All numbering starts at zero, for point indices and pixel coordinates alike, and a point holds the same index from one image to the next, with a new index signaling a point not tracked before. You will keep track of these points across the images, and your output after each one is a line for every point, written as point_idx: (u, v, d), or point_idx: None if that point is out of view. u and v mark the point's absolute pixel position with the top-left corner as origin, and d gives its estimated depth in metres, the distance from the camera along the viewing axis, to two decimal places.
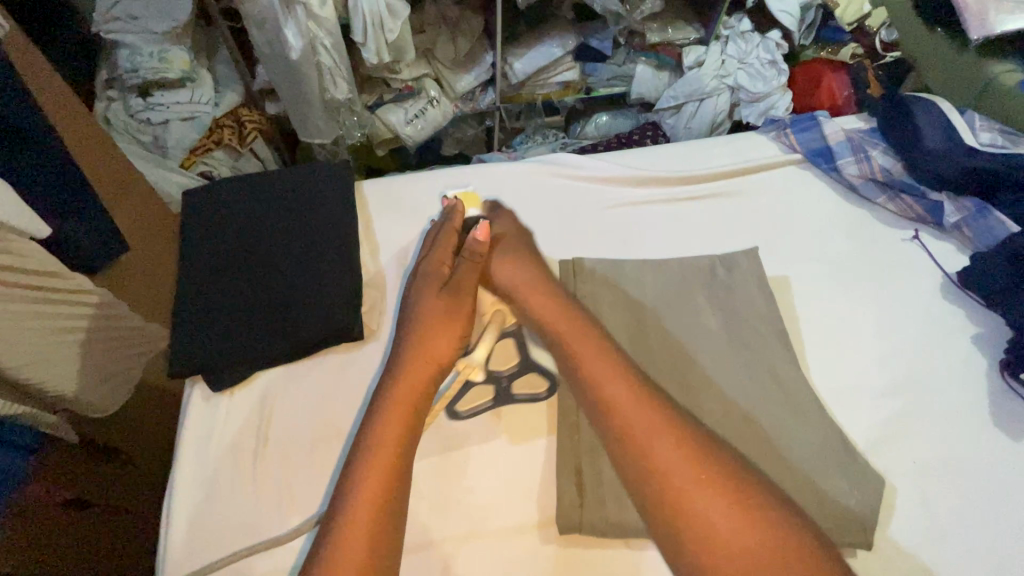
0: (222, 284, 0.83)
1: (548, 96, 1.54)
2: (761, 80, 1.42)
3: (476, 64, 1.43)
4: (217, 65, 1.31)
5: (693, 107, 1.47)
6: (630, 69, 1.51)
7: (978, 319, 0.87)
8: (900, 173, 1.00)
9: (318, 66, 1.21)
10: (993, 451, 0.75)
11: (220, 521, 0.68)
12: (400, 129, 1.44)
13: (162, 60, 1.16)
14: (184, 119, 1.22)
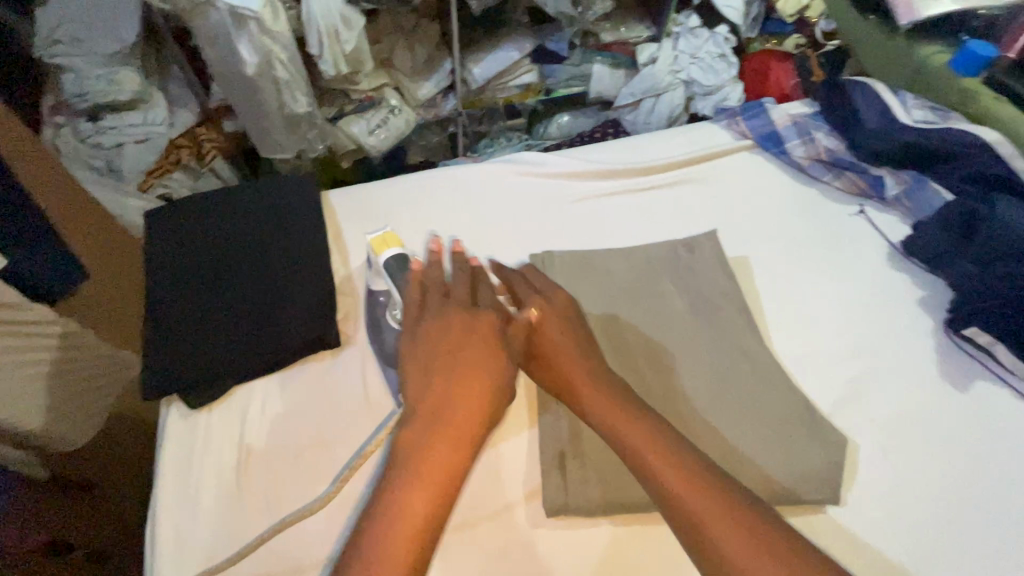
0: (191, 302, 0.82)
1: (509, 99, 1.55)
2: (712, 72, 1.48)
3: (435, 71, 1.45)
4: (169, 83, 1.28)
5: (650, 103, 1.52)
6: (587, 69, 1.54)
7: (921, 282, 0.93)
8: (843, 152, 1.06)
9: (275, 81, 1.20)
10: (943, 402, 0.80)
11: (207, 537, 0.67)
12: (364, 139, 1.44)
13: (111, 82, 1.14)
14: (139, 141, 1.21)
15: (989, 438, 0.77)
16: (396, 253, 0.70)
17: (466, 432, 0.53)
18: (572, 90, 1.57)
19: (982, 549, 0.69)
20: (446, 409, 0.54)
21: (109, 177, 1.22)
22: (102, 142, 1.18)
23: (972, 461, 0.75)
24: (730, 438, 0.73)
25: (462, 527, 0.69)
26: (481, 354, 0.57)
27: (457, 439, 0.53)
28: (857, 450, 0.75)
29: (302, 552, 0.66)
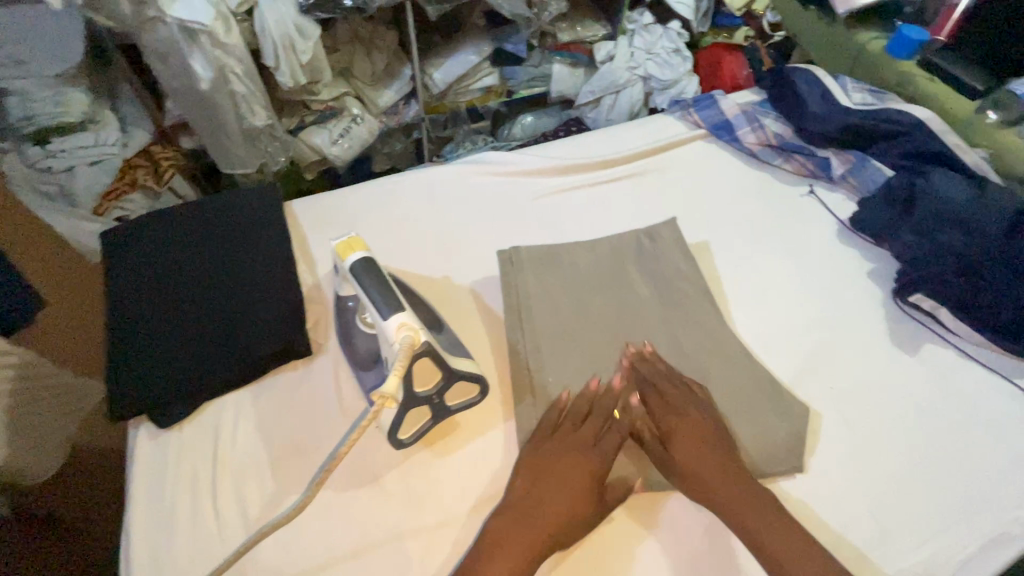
0: (155, 320, 0.81)
1: (471, 103, 1.56)
2: (668, 67, 1.51)
3: (395, 79, 1.46)
4: (121, 102, 1.23)
5: (610, 99, 1.56)
6: (546, 70, 1.55)
7: (869, 255, 0.98)
8: (791, 137, 1.10)
9: (232, 94, 1.19)
10: (896, 367, 0.85)
11: (184, 554, 0.65)
12: (327, 150, 1.43)
13: (59, 104, 1.09)
14: (92, 163, 1.15)
15: (940, 396, 0.82)
16: (362, 255, 0.70)
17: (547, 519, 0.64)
18: (533, 91, 1.59)
19: (939, 500, 0.73)
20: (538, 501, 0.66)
21: (60, 200, 1.16)
22: (52, 167, 1.12)
23: (925, 419, 0.80)
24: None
25: (443, 523, 0.69)
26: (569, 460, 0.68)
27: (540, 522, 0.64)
28: (818, 418, 0.79)
29: (283, 561, 0.66)
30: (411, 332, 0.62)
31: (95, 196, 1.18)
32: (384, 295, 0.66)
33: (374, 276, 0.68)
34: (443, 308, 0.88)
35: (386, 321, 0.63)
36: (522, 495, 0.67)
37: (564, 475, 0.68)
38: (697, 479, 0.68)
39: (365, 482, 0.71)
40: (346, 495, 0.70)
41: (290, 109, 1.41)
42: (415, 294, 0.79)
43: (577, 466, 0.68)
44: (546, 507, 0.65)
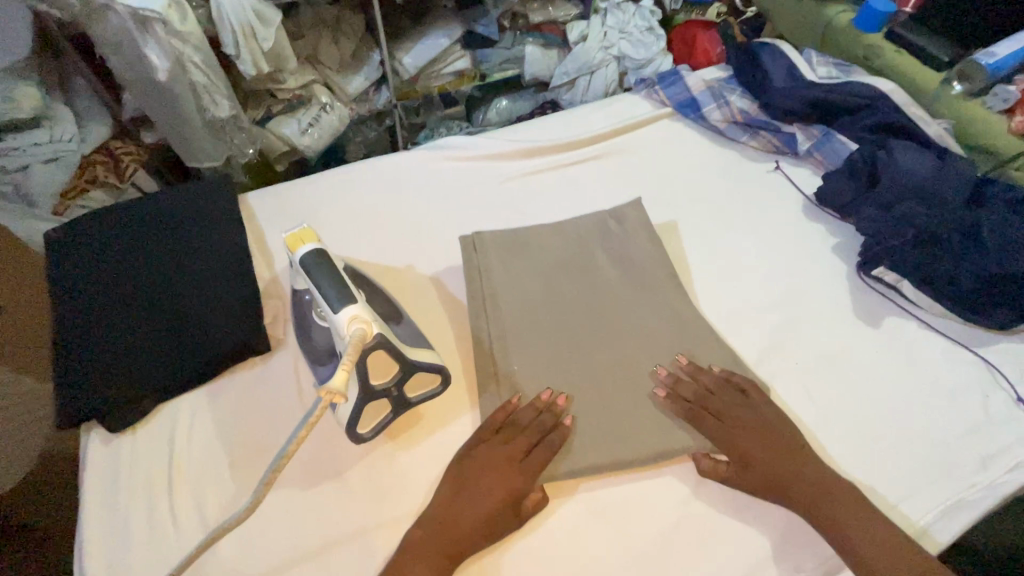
0: (106, 321, 0.78)
1: (445, 88, 1.51)
2: (642, 46, 1.48)
3: (363, 64, 1.41)
4: (74, 98, 1.17)
5: (585, 81, 1.53)
6: (519, 51, 1.51)
7: (835, 229, 0.98)
8: (756, 113, 1.09)
9: (192, 85, 1.13)
10: (860, 340, 0.85)
11: (139, 558, 0.63)
12: (298, 140, 1.38)
13: (7, 100, 1.01)
14: (47, 161, 1.08)
15: (902, 368, 0.82)
16: (313, 247, 0.68)
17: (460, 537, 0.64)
18: (507, 74, 1.53)
19: (900, 470, 0.74)
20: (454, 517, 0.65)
21: (15, 202, 1.09)
22: (5, 166, 1.04)
23: (887, 391, 0.80)
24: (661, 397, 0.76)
25: (407, 516, 0.68)
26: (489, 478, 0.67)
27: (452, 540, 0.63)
28: (782, 394, 0.79)
29: (242, 563, 0.64)
30: (363, 325, 0.60)
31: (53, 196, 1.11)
32: (337, 289, 0.64)
33: (324, 269, 0.66)
34: (406, 299, 0.86)
35: (336, 315, 0.62)
36: (444, 505, 0.66)
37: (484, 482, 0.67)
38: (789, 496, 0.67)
39: (327, 478, 0.70)
40: (307, 493, 0.69)
41: (255, 99, 1.36)
42: (374, 285, 0.77)
43: (499, 475, 0.67)
44: (465, 520, 0.64)
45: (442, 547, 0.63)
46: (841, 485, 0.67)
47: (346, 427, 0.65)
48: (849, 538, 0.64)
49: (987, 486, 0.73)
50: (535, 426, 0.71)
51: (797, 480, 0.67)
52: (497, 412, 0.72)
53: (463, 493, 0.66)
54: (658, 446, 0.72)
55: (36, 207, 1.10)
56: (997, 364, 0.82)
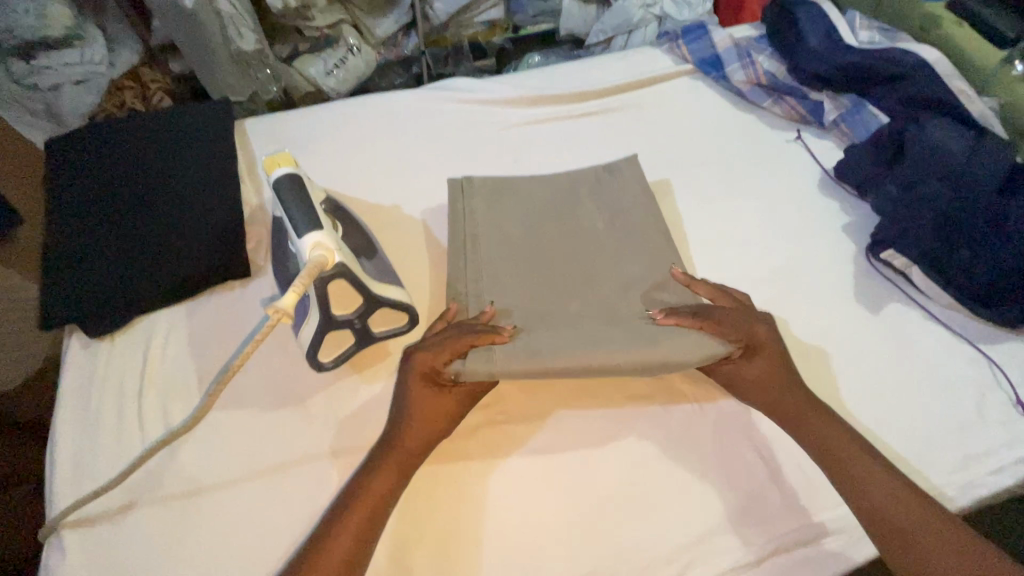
0: (95, 231, 0.80)
1: (475, 37, 1.48)
2: (685, 6, 1.38)
3: (395, 7, 1.35)
4: (106, 20, 1.18)
5: (622, 40, 1.43)
6: (557, 4, 1.44)
7: (849, 207, 0.92)
8: (784, 76, 1.02)
9: (218, 14, 1.12)
10: (857, 324, 0.81)
11: (104, 457, 0.66)
12: (323, 82, 1.35)
13: (41, 17, 1.01)
14: (78, 82, 1.11)
15: (895, 357, 0.78)
16: (289, 171, 0.67)
17: (414, 447, 0.66)
18: (541, 27, 1.49)
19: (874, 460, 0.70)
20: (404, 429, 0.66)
21: (47, 118, 1.12)
22: (38, 83, 1.07)
23: (876, 379, 0.76)
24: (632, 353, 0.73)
25: (361, 449, 0.68)
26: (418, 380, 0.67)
27: (407, 452, 0.65)
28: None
29: (200, 471, 0.66)
30: (325, 253, 0.59)
31: (82, 117, 1.13)
32: (305, 213, 0.62)
33: (295, 192, 0.65)
34: (390, 241, 0.85)
35: (300, 239, 0.61)
36: (397, 416, 0.67)
37: (433, 398, 0.67)
38: (795, 419, 0.68)
39: (290, 401, 0.71)
40: (268, 415, 0.70)
41: (282, 34, 1.34)
42: (353, 219, 0.76)
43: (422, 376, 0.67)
44: (420, 431, 0.66)
45: (399, 461, 0.65)
46: (839, 445, 0.65)
47: (306, 352, 0.66)
48: (853, 479, 0.63)
49: (964, 485, 0.69)
50: (463, 327, 0.68)
51: (795, 403, 0.68)
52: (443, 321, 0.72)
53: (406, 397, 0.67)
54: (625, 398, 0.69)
55: (65, 124, 1.13)
56: (1001, 363, 0.77)
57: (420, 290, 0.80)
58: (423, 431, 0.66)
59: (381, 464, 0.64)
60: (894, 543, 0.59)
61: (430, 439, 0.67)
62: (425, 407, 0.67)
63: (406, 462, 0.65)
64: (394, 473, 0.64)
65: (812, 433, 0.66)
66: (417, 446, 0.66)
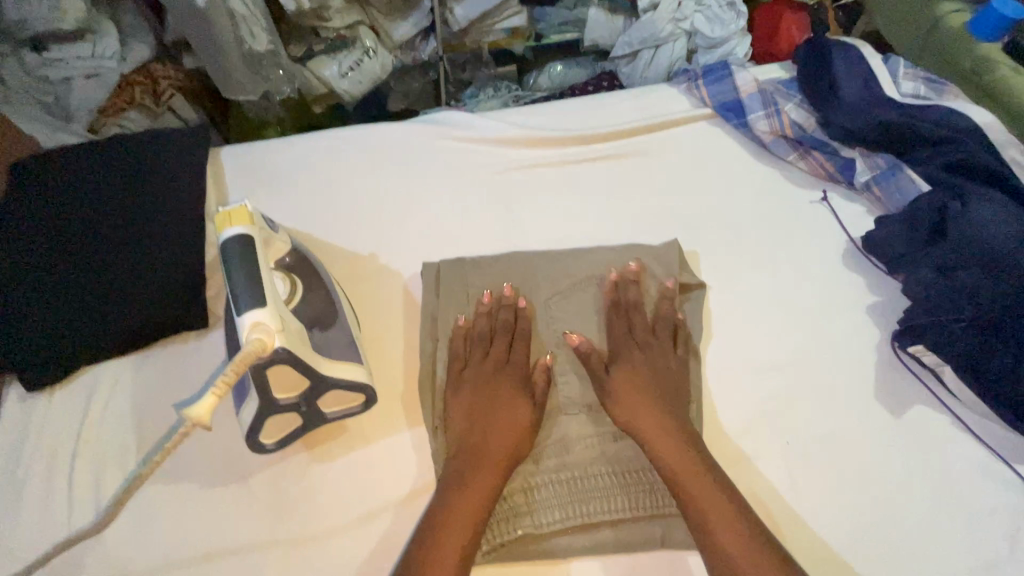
0: (40, 268, 0.73)
1: (496, 45, 1.36)
2: (718, 23, 1.22)
3: (415, 9, 1.26)
4: (120, 12, 1.10)
5: (648, 54, 1.28)
6: (581, 13, 1.34)
7: (876, 286, 0.82)
8: (812, 129, 0.92)
9: (229, 14, 1.04)
10: (874, 427, 0.73)
11: (26, 530, 0.62)
12: (337, 84, 1.27)
13: (54, 8, 0.95)
14: (88, 76, 1.03)
15: (913, 473, 0.70)
16: (240, 231, 0.60)
17: (486, 484, 0.61)
18: (565, 38, 1.36)
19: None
20: (481, 463, 0.63)
21: (57, 113, 1.04)
22: (48, 75, 1.01)
23: (886, 496, 0.69)
24: (611, 463, 0.65)
25: (302, 539, 0.62)
26: (500, 383, 0.69)
27: (486, 492, 0.61)
28: (748, 479, 0.69)
29: (123, 556, 0.61)
30: (263, 335, 0.53)
31: (91, 112, 1.06)
32: (247, 283, 0.56)
33: (243, 258, 0.58)
34: (363, 300, 0.78)
35: (238, 317, 0.55)
36: (472, 447, 0.64)
37: (517, 361, 0.71)
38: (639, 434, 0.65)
39: (231, 479, 0.65)
40: (204, 493, 0.64)
41: (297, 33, 1.24)
42: (317, 276, 0.69)
43: (495, 378, 0.69)
44: (496, 451, 0.64)
45: (469, 511, 0.59)
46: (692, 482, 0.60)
47: (247, 436, 0.60)
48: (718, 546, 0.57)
49: None
50: (504, 321, 0.73)
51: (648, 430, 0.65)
52: (507, 315, 0.73)
53: (490, 417, 0.66)
54: (623, 515, 0.63)
55: (73, 121, 1.05)
56: None
57: (387, 358, 0.73)
58: (514, 387, 0.69)
59: (444, 529, 0.58)
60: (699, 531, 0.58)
61: (517, 447, 0.65)
62: (508, 372, 0.70)
63: (485, 504, 0.60)
64: (466, 533, 0.58)
65: (661, 432, 0.64)
66: (500, 466, 0.63)
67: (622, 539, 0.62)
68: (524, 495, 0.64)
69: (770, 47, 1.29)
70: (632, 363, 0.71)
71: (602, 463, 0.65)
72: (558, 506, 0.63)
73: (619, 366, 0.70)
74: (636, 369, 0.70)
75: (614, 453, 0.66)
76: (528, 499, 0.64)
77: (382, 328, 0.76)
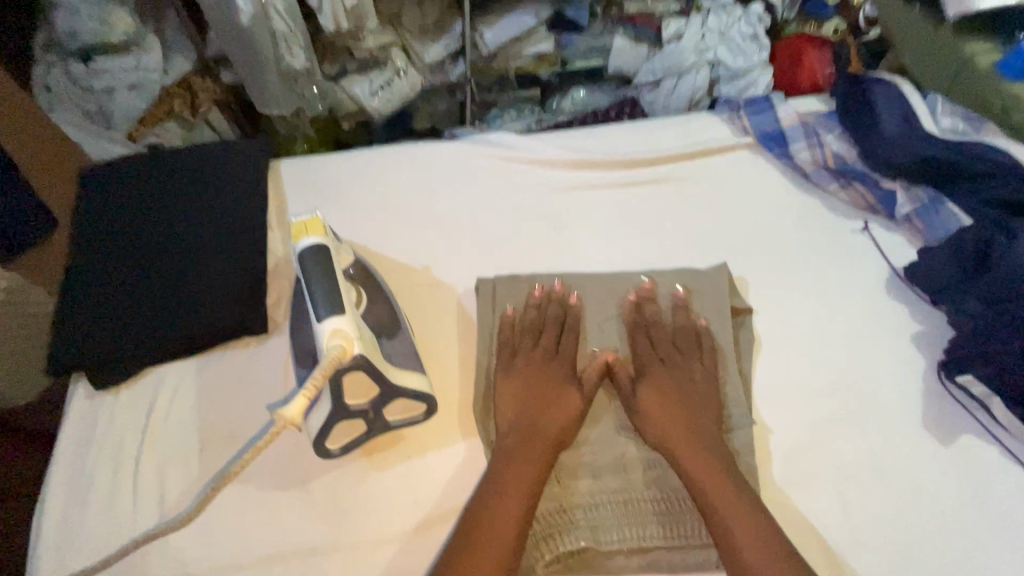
0: (113, 272, 0.76)
1: (523, 70, 1.38)
2: (741, 55, 1.27)
3: (445, 34, 1.28)
4: (165, 28, 1.12)
5: (671, 83, 1.32)
6: (606, 41, 1.36)
7: (922, 316, 0.84)
8: (853, 160, 0.95)
9: (272, 33, 1.07)
10: (923, 453, 0.73)
11: (93, 525, 0.63)
12: (366, 102, 1.29)
13: (103, 23, 1.00)
14: (131, 87, 1.07)
15: (965, 501, 0.70)
16: (316, 241, 0.63)
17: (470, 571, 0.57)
18: (590, 63, 1.38)
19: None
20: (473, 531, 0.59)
21: (98, 121, 1.09)
22: (93, 86, 1.04)
23: (938, 522, 0.69)
24: (674, 485, 0.66)
25: (361, 547, 0.63)
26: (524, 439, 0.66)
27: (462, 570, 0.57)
28: (797, 503, 0.69)
29: (186, 554, 0.62)
30: (343, 342, 0.55)
31: (131, 121, 1.10)
32: (324, 292, 0.58)
33: (320, 267, 0.60)
34: (418, 311, 0.80)
35: (319, 323, 0.57)
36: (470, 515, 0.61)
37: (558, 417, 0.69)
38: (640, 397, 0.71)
39: (293, 482, 0.66)
40: (268, 494, 0.65)
41: (332, 52, 1.27)
42: (380, 287, 0.71)
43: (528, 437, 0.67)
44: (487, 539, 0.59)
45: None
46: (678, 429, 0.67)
47: (313, 442, 0.61)
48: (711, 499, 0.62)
49: None
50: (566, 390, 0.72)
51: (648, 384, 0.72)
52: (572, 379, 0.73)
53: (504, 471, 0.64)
54: (691, 538, 0.63)
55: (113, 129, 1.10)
56: None
57: (440, 369, 0.75)
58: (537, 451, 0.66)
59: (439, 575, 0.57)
60: (717, 530, 0.60)
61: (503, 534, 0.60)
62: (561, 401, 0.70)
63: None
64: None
65: (658, 396, 0.70)
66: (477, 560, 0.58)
67: (682, 559, 0.62)
68: (583, 513, 0.64)
69: (794, 79, 1.31)
70: (660, 375, 0.73)
71: (658, 483, 0.66)
72: (620, 530, 0.63)
73: (645, 387, 0.71)
74: (663, 386, 0.72)
75: (674, 476, 0.66)
76: (587, 519, 0.64)
77: (436, 340, 0.77)
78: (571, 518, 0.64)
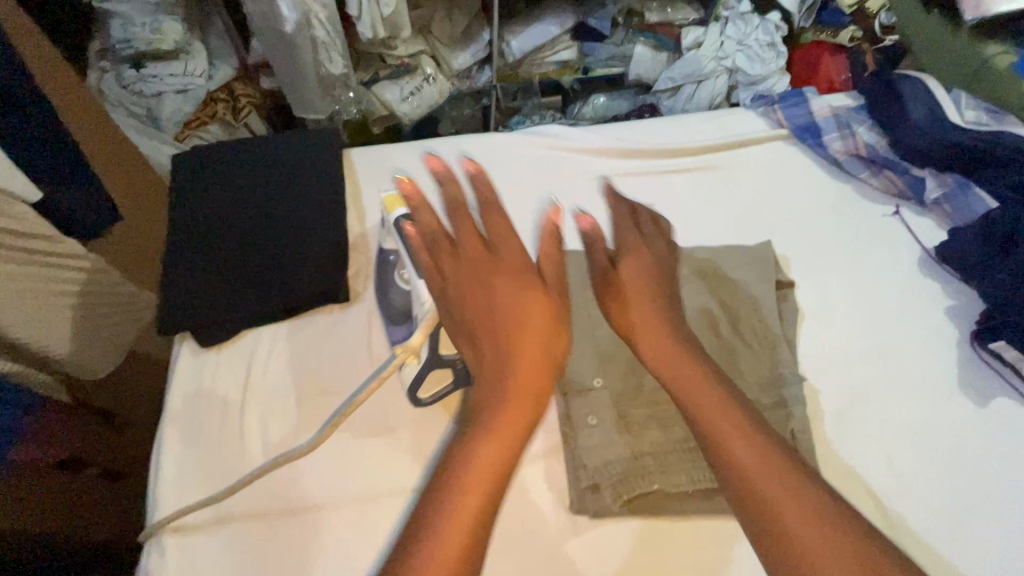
0: (207, 244, 0.83)
1: (546, 76, 1.43)
2: (758, 62, 1.35)
3: (474, 41, 1.33)
4: (210, 38, 1.21)
5: (690, 89, 1.41)
6: (628, 49, 1.40)
7: (954, 291, 0.90)
8: (884, 149, 1.01)
9: (312, 42, 1.12)
10: (959, 412, 0.79)
11: (206, 468, 0.70)
12: (398, 107, 1.36)
13: (156, 31, 1.09)
14: (178, 91, 1.14)
15: (1000, 453, 0.76)
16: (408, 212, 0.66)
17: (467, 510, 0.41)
18: (612, 71, 1.44)
19: (967, 558, 0.69)
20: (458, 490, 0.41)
21: (147, 124, 1.15)
22: (144, 90, 1.12)
23: (976, 472, 0.75)
24: None
25: None
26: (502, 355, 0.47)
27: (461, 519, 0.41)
28: (847, 456, 0.75)
29: (293, 494, 0.69)
30: None
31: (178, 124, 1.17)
32: None
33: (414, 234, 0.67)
34: None
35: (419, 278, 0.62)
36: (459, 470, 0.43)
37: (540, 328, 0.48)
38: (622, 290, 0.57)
39: (384, 430, 0.72)
40: (363, 441, 0.72)
41: (365, 60, 1.33)
42: None
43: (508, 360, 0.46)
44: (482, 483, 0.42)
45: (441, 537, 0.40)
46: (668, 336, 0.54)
47: (408, 390, 0.69)
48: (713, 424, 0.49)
49: None
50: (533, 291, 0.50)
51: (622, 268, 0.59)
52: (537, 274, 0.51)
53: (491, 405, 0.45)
54: None
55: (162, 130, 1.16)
56: None
57: None
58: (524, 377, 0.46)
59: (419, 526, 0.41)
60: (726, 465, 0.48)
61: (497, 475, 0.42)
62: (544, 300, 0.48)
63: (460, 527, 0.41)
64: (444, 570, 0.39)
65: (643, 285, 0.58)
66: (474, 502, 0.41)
67: None
68: (654, 458, 0.70)
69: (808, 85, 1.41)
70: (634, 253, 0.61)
71: None
72: (688, 471, 0.69)
73: (623, 266, 0.60)
74: (642, 264, 0.59)
75: None
76: (657, 462, 0.70)
77: None
78: (642, 463, 0.70)
